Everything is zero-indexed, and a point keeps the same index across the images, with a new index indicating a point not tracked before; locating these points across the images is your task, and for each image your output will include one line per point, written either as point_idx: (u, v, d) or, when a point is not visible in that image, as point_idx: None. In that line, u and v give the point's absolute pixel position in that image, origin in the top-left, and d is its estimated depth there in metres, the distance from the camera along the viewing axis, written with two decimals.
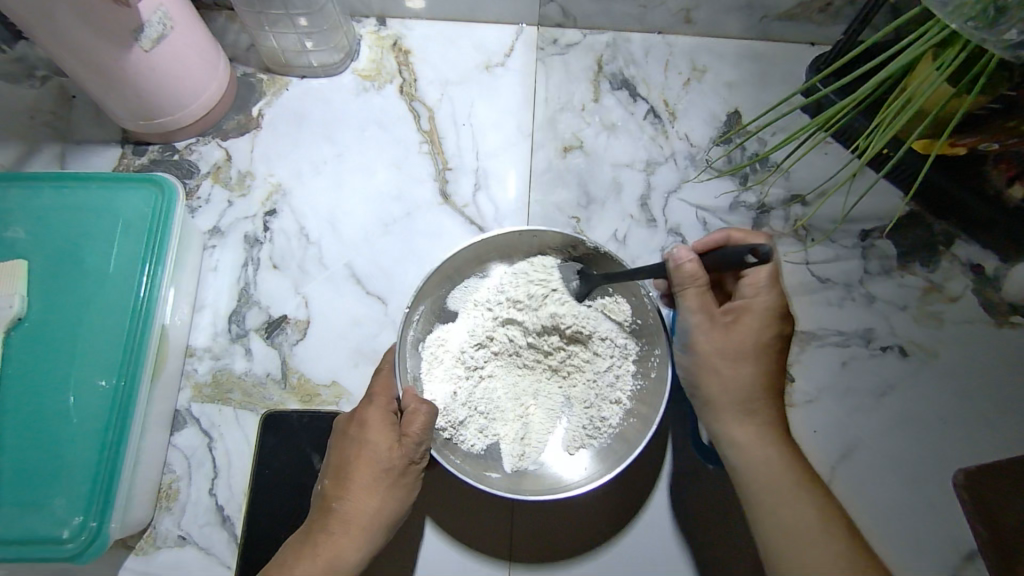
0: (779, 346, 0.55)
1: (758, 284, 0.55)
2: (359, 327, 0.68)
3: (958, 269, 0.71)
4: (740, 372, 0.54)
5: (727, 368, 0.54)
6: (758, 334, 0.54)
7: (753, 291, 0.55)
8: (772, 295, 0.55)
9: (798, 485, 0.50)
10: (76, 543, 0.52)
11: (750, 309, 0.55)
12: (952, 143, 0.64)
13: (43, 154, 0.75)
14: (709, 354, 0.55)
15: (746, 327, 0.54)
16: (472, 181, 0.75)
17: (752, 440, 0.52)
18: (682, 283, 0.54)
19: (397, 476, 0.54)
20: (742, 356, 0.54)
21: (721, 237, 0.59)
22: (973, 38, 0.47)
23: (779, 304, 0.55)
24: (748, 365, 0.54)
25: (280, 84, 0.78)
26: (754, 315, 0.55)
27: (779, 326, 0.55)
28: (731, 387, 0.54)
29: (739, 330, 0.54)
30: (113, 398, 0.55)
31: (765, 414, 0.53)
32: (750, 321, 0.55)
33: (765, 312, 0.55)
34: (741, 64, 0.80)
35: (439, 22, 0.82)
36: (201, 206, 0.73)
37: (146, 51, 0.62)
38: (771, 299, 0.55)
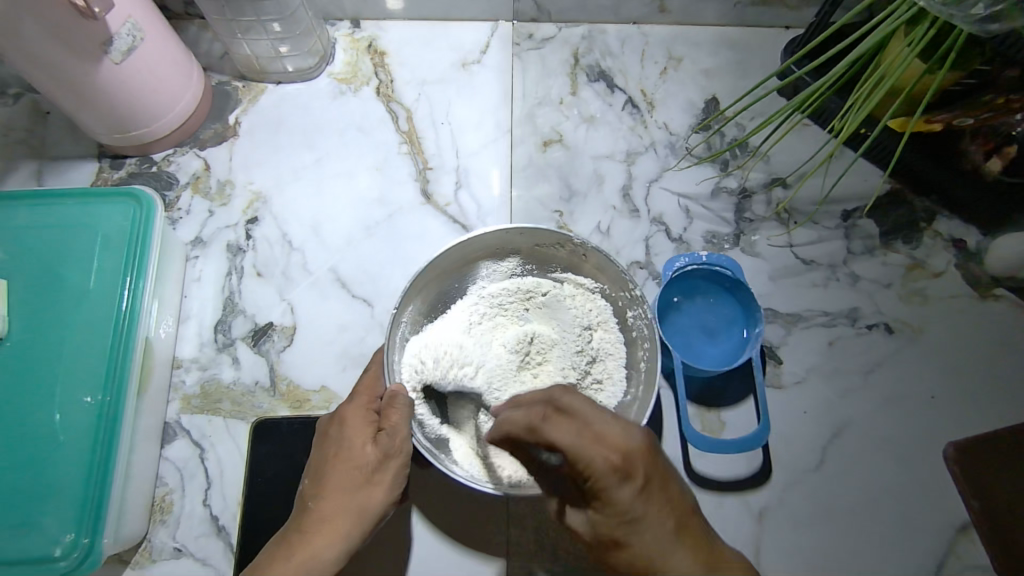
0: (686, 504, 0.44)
1: (552, 418, 0.44)
2: (347, 330, 0.68)
3: (939, 245, 0.72)
4: (644, 543, 0.42)
5: (623, 542, 0.43)
6: (632, 506, 0.42)
7: (599, 451, 0.41)
8: (633, 443, 0.42)
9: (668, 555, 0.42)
10: (69, 560, 0.52)
11: (602, 481, 0.41)
12: (929, 120, 0.65)
13: (19, 173, 0.74)
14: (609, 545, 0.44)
15: (618, 504, 0.42)
16: (453, 180, 0.75)
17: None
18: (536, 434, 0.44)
19: (371, 475, 0.53)
20: (632, 532, 0.42)
21: (520, 426, 0.45)
22: (942, 15, 0.47)
23: (614, 453, 0.41)
24: (640, 534, 0.42)
25: (256, 91, 0.78)
26: (638, 475, 0.42)
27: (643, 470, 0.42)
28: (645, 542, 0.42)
29: (610, 511, 0.42)
30: (100, 414, 0.55)
31: (659, 512, 0.42)
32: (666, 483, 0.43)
33: (610, 475, 0.41)
34: (717, 50, 0.80)
35: (414, 23, 0.82)
36: (181, 217, 0.72)
37: (118, 64, 0.61)
38: (607, 461, 0.41)
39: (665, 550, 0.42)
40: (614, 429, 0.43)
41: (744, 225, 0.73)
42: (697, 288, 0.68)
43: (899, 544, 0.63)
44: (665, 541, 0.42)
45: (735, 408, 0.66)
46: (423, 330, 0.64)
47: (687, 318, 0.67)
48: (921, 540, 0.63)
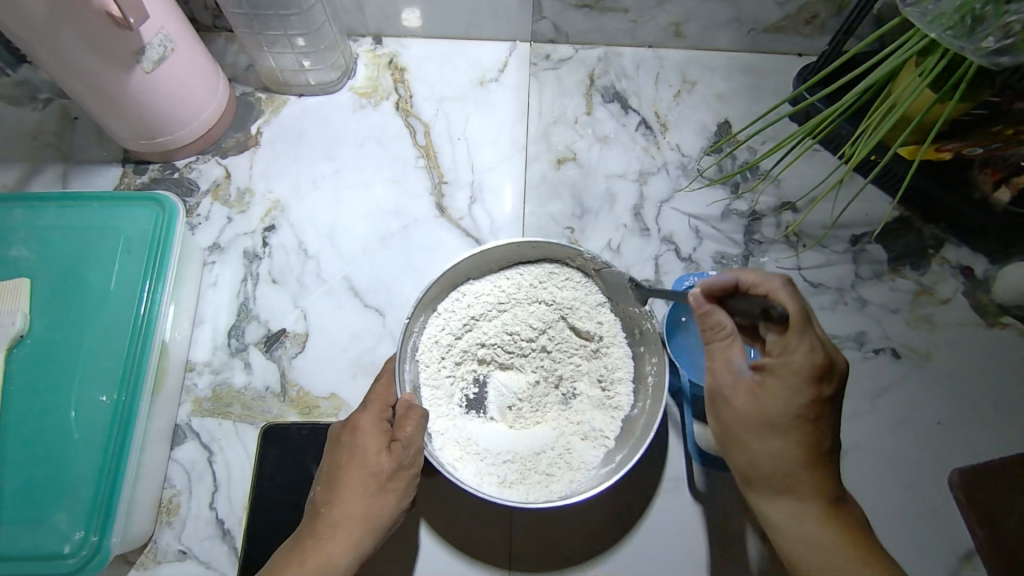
0: (816, 412, 0.48)
1: (788, 344, 0.48)
2: (358, 339, 0.69)
3: (948, 272, 0.72)
4: (779, 448, 0.49)
5: (747, 441, 0.50)
6: (789, 403, 0.48)
7: (806, 350, 0.47)
8: (815, 355, 0.47)
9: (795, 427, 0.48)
10: (78, 557, 0.53)
11: (781, 369, 0.48)
12: (938, 149, 0.66)
13: (46, 175, 0.76)
14: (733, 414, 0.50)
15: (774, 395, 0.48)
16: (468, 195, 0.76)
17: (807, 535, 0.49)
18: (709, 333, 0.52)
19: (385, 482, 0.54)
20: (773, 428, 0.49)
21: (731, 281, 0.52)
22: (952, 46, 0.49)
23: (816, 360, 0.47)
24: (772, 438, 0.49)
25: (279, 102, 0.80)
26: (785, 380, 0.48)
27: (816, 388, 0.48)
28: (761, 467, 0.50)
29: (773, 385, 0.49)
30: (115, 413, 0.56)
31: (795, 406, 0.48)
32: (778, 382, 0.48)
33: (795, 374, 0.47)
34: (730, 75, 0.82)
35: (434, 40, 0.84)
36: (201, 223, 0.74)
37: (147, 73, 0.63)
38: (808, 361, 0.47)
39: (786, 460, 0.49)
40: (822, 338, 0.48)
41: (753, 248, 0.74)
42: None
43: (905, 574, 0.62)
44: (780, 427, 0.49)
45: None
46: (429, 329, 0.63)
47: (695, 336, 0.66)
48: (927, 569, 0.63)
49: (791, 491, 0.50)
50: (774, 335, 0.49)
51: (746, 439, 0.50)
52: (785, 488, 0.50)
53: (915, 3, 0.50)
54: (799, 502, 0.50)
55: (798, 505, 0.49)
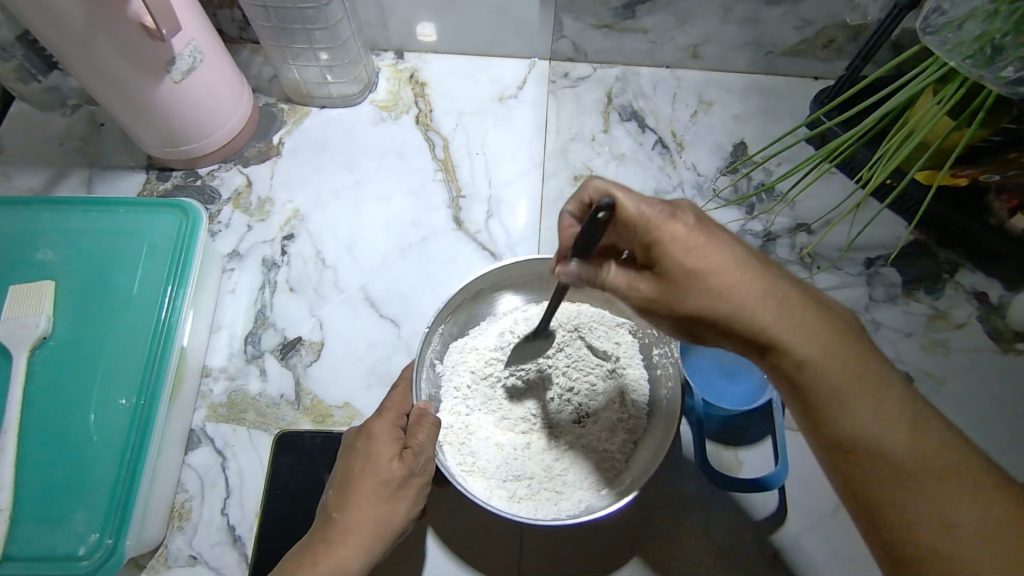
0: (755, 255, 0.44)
1: (646, 218, 0.44)
2: (373, 349, 0.70)
3: (963, 297, 0.72)
4: (722, 286, 0.42)
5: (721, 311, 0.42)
6: (685, 240, 0.43)
7: (637, 214, 0.44)
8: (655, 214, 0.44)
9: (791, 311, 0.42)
10: (92, 559, 0.53)
11: (674, 241, 0.43)
12: (954, 174, 0.67)
13: (72, 179, 0.77)
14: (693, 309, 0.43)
15: (668, 257, 0.43)
16: (484, 209, 0.77)
17: (836, 370, 0.41)
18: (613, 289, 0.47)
19: (396, 490, 0.54)
20: (694, 275, 0.42)
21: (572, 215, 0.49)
22: (972, 75, 0.49)
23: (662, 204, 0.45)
24: (713, 278, 0.42)
25: (301, 114, 0.81)
26: (694, 249, 0.43)
27: (711, 226, 0.45)
28: (772, 323, 0.42)
29: (671, 267, 0.43)
30: (134, 416, 0.57)
31: (718, 267, 0.42)
32: (710, 246, 0.43)
33: (661, 232, 0.43)
34: (747, 96, 0.83)
35: (455, 56, 0.85)
36: (221, 230, 0.75)
37: (176, 83, 0.65)
38: (681, 219, 0.44)
39: (755, 312, 0.42)
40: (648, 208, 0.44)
41: None
42: None
43: None
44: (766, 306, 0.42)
45: (754, 450, 0.66)
46: (456, 342, 0.65)
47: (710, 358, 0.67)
48: None
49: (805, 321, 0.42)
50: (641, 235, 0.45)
51: (743, 299, 0.42)
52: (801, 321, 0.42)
53: (937, 31, 0.51)
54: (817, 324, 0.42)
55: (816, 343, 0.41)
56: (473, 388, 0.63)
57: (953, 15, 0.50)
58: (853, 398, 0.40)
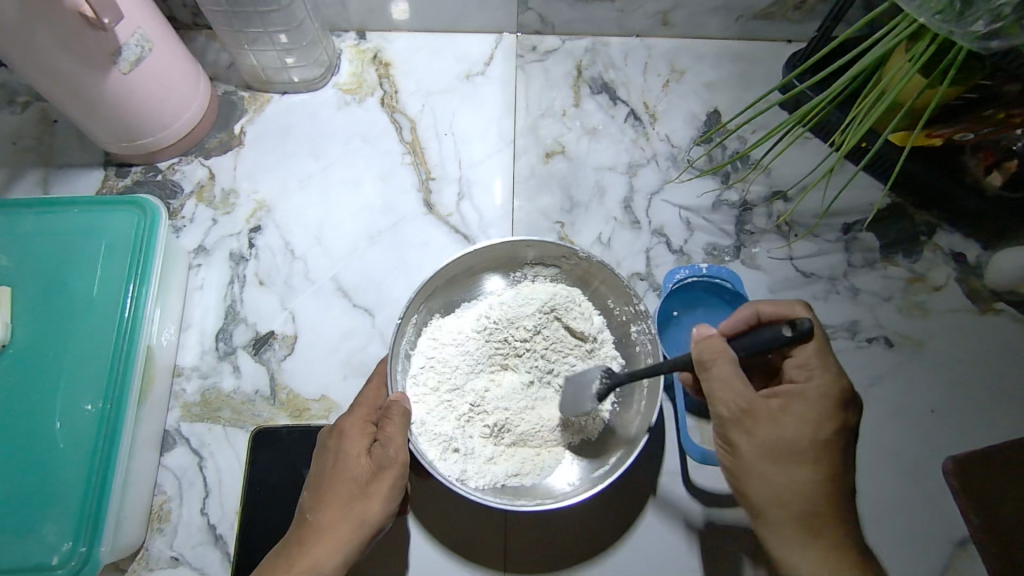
0: (840, 441, 0.51)
1: (810, 366, 0.53)
2: (348, 340, 0.69)
3: (941, 259, 0.72)
4: (799, 475, 0.50)
5: (766, 472, 0.50)
6: (816, 424, 0.50)
7: (805, 375, 0.53)
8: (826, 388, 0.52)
9: (829, 500, 0.50)
10: (66, 568, 0.52)
11: (805, 397, 0.51)
12: (929, 134, 0.65)
13: (27, 179, 0.75)
14: (753, 451, 0.51)
15: (798, 418, 0.51)
16: (456, 190, 0.75)
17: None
18: (704, 355, 0.51)
19: (366, 486, 0.53)
20: (795, 454, 0.50)
21: (751, 314, 0.56)
22: (942, 32, 0.48)
23: (835, 382, 0.52)
24: (801, 465, 0.50)
25: (262, 100, 0.79)
26: (808, 403, 0.51)
27: (839, 414, 0.51)
28: (783, 498, 0.50)
29: (790, 429, 0.50)
30: (101, 421, 0.55)
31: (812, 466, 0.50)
32: (806, 406, 0.51)
33: (817, 396, 0.51)
34: (719, 63, 0.81)
35: (419, 34, 0.83)
36: (185, 225, 0.73)
37: (124, 74, 0.62)
38: (825, 386, 0.52)
39: (812, 493, 0.49)
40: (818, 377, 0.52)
41: (745, 238, 0.73)
42: (701, 300, 0.68)
43: (902, 563, 0.62)
44: (806, 484, 0.50)
45: None
46: (431, 329, 0.64)
47: (687, 329, 0.67)
48: (923, 557, 0.62)
49: (813, 531, 0.49)
50: (795, 367, 0.53)
51: (782, 454, 0.50)
52: (807, 524, 0.49)
53: None
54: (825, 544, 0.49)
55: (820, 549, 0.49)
56: (449, 375, 0.62)
57: None
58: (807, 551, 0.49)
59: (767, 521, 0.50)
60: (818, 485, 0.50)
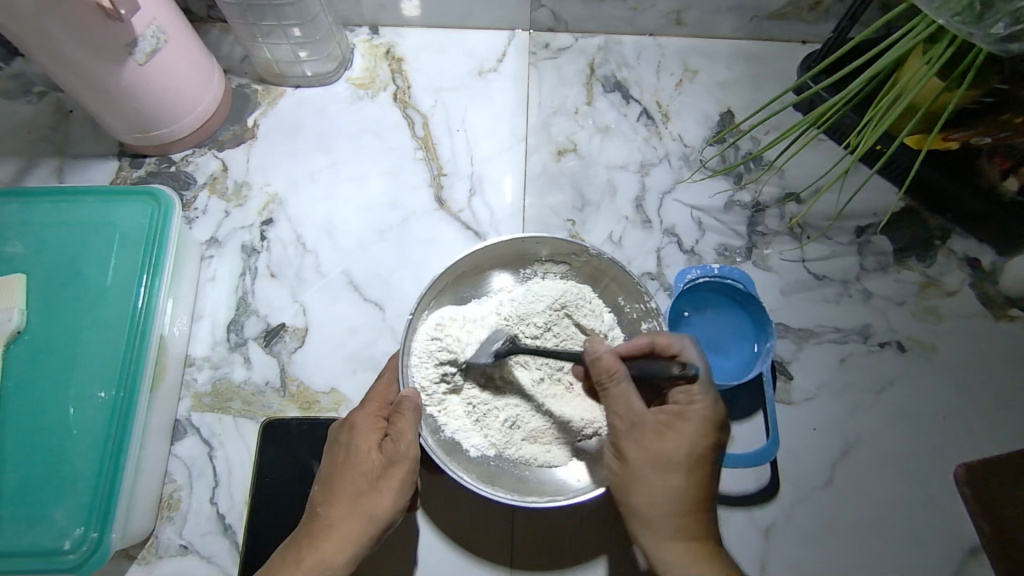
0: (707, 458, 0.52)
1: (693, 392, 0.54)
2: (358, 334, 0.69)
3: (955, 264, 0.71)
4: (670, 484, 0.51)
5: (651, 480, 0.51)
6: (693, 443, 0.52)
7: (685, 395, 0.54)
8: (697, 409, 0.53)
9: (690, 507, 0.51)
10: (77, 554, 0.53)
11: (688, 414, 0.53)
12: (945, 138, 0.65)
13: (42, 169, 0.75)
14: (637, 460, 0.52)
15: (677, 437, 0.52)
16: (467, 186, 0.75)
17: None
18: (603, 379, 0.55)
19: (376, 481, 0.53)
20: (670, 466, 0.51)
21: (647, 342, 0.56)
22: (961, 34, 0.47)
23: (716, 412, 0.54)
24: (678, 476, 0.51)
25: (275, 94, 0.79)
26: (689, 422, 0.53)
27: (715, 434, 0.53)
28: (655, 502, 0.51)
29: (672, 447, 0.52)
30: (113, 409, 0.56)
31: (686, 474, 0.51)
32: (685, 425, 0.53)
33: (700, 418, 0.53)
34: (733, 63, 0.80)
35: (432, 30, 0.83)
36: (198, 217, 0.73)
37: (140, 65, 0.62)
38: (711, 408, 0.53)
39: (672, 502, 0.51)
40: (698, 403, 0.54)
41: (757, 239, 0.73)
42: (712, 301, 0.68)
43: (910, 567, 0.62)
44: (677, 490, 0.51)
45: (745, 424, 0.66)
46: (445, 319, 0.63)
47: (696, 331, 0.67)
48: (931, 562, 0.62)
49: (675, 535, 0.51)
50: (678, 390, 0.55)
51: (666, 463, 0.51)
52: (673, 530, 0.51)
53: None
54: (685, 546, 0.51)
55: (686, 551, 0.50)
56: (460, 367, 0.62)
57: None
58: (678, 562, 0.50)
59: (647, 526, 0.51)
60: (684, 494, 0.51)
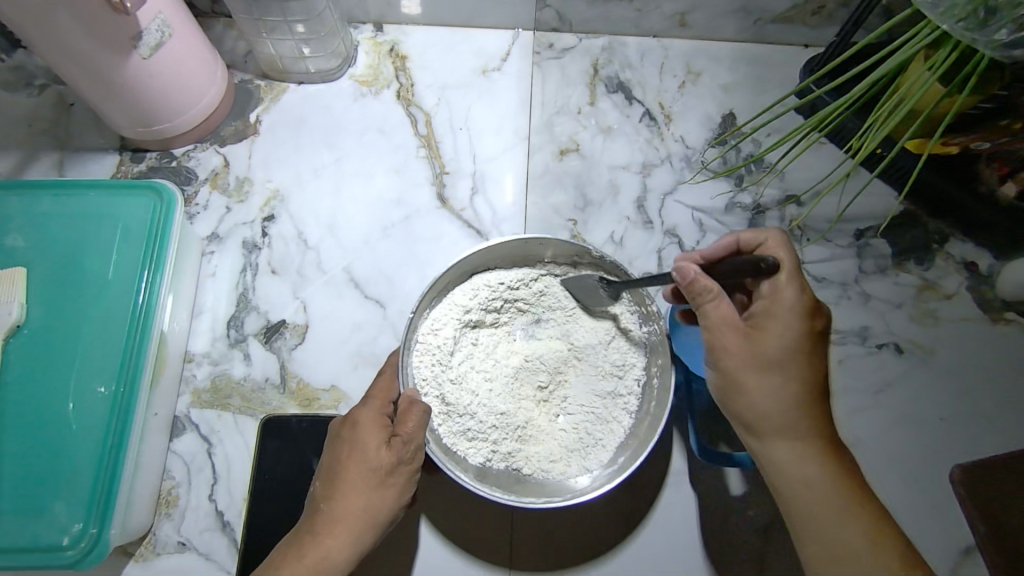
0: (816, 346, 0.50)
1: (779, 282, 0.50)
2: (359, 330, 0.69)
3: (954, 268, 0.72)
4: (768, 382, 0.50)
5: (743, 381, 0.50)
6: (794, 339, 0.50)
7: (773, 287, 0.51)
8: (792, 295, 0.50)
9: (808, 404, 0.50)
10: (76, 550, 0.52)
11: (777, 310, 0.50)
12: (946, 143, 0.65)
13: (42, 162, 0.75)
14: (736, 368, 0.50)
15: (773, 334, 0.50)
16: (469, 185, 0.75)
17: (811, 477, 0.49)
18: (697, 299, 0.51)
19: (385, 477, 0.53)
20: (775, 365, 0.50)
21: (732, 241, 0.56)
22: (965, 39, 0.48)
23: (807, 299, 0.50)
24: (778, 374, 0.49)
25: (278, 89, 0.79)
26: (779, 321, 0.50)
27: (811, 321, 0.50)
28: (757, 408, 0.50)
29: (767, 343, 0.50)
30: (113, 404, 0.56)
31: (793, 366, 0.49)
32: (775, 322, 0.50)
33: (790, 309, 0.50)
34: (735, 66, 0.81)
35: (436, 28, 0.83)
36: (199, 212, 0.73)
37: (145, 59, 0.62)
38: (798, 297, 0.50)
39: (789, 397, 0.49)
40: (783, 292, 0.50)
41: None
42: None
43: None
44: (789, 385, 0.49)
45: None
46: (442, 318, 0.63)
47: None
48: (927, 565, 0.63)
49: (795, 432, 0.49)
50: (765, 282, 0.51)
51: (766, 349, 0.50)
52: (792, 425, 0.49)
53: None
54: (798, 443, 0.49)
55: (800, 445, 0.49)
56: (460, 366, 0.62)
57: None
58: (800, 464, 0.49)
59: (757, 431, 0.50)
60: (796, 393, 0.49)
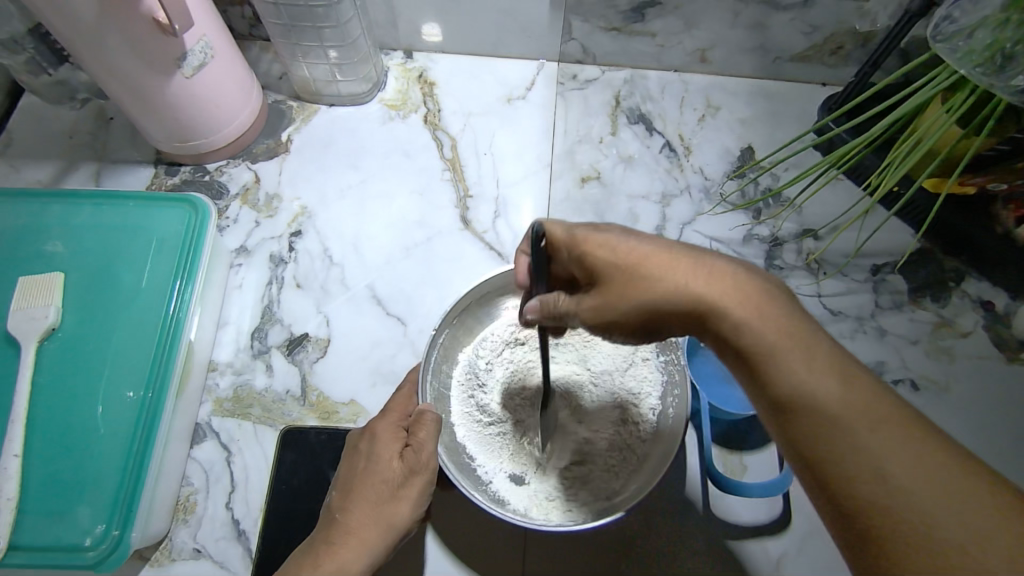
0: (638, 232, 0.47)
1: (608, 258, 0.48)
2: (380, 346, 0.70)
3: (969, 306, 0.72)
4: (645, 254, 0.44)
5: (636, 276, 0.44)
6: (618, 237, 0.46)
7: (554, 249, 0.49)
8: (562, 235, 0.48)
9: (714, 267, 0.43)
10: (97, 552, 0.53)
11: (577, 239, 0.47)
12: (963, 182, 0.67)
13: (80, 172, 0.78)
14: (625, 301, 0.44)
15: (608, 252, 0.46)
16: (491, 208, 0.77)
17: (767, 341, 0.41)
18: (561, 313, 0.48)
19: (397, 488, 0.54)
20: (635, 252, 0.45)
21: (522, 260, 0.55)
22: (981, 84, 0.49)
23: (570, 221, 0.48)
24: (644, 252, 0.45)
25: (310, 110, 0.82)
26: (601, 242, 0.46)
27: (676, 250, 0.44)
28: (665, 288, 0.43)
29: (614, 271, 0.45)
30: (141, 409, 0.57)
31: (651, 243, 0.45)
32: (597, 236, 0.47)
33: (569, 239, 0.47)
34: (754, 101, 0.83)
35: (464, 56, 0.85)
36: (229, 225, 0.75)
37: (187, 78, 0.65)
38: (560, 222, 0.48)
39: (690, 264, 0.43)
40: (571, 236, 0.47)
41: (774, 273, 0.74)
42: None
43: None
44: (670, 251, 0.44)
45: (759, 455, 0.66)
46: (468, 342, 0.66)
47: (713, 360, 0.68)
48: None
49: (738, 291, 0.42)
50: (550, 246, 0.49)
51: (646, 273, 0.44)
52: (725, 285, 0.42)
53: (946, 39, 0.51)
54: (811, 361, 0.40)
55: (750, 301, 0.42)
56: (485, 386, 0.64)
57: (964, 23, 0.51)
58: (769, 330, 0.41)
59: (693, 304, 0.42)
60: (678, 251, 0.44)
